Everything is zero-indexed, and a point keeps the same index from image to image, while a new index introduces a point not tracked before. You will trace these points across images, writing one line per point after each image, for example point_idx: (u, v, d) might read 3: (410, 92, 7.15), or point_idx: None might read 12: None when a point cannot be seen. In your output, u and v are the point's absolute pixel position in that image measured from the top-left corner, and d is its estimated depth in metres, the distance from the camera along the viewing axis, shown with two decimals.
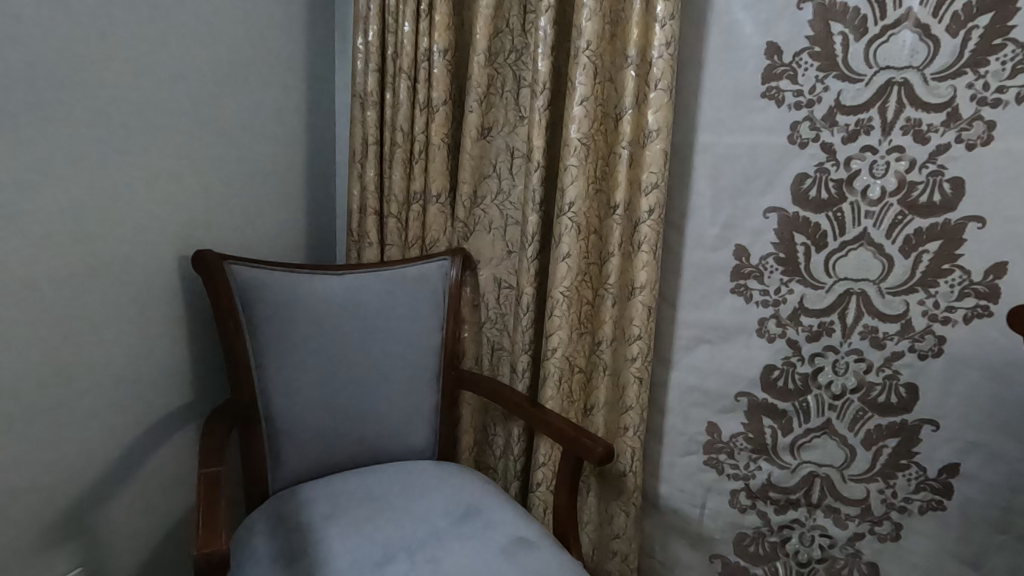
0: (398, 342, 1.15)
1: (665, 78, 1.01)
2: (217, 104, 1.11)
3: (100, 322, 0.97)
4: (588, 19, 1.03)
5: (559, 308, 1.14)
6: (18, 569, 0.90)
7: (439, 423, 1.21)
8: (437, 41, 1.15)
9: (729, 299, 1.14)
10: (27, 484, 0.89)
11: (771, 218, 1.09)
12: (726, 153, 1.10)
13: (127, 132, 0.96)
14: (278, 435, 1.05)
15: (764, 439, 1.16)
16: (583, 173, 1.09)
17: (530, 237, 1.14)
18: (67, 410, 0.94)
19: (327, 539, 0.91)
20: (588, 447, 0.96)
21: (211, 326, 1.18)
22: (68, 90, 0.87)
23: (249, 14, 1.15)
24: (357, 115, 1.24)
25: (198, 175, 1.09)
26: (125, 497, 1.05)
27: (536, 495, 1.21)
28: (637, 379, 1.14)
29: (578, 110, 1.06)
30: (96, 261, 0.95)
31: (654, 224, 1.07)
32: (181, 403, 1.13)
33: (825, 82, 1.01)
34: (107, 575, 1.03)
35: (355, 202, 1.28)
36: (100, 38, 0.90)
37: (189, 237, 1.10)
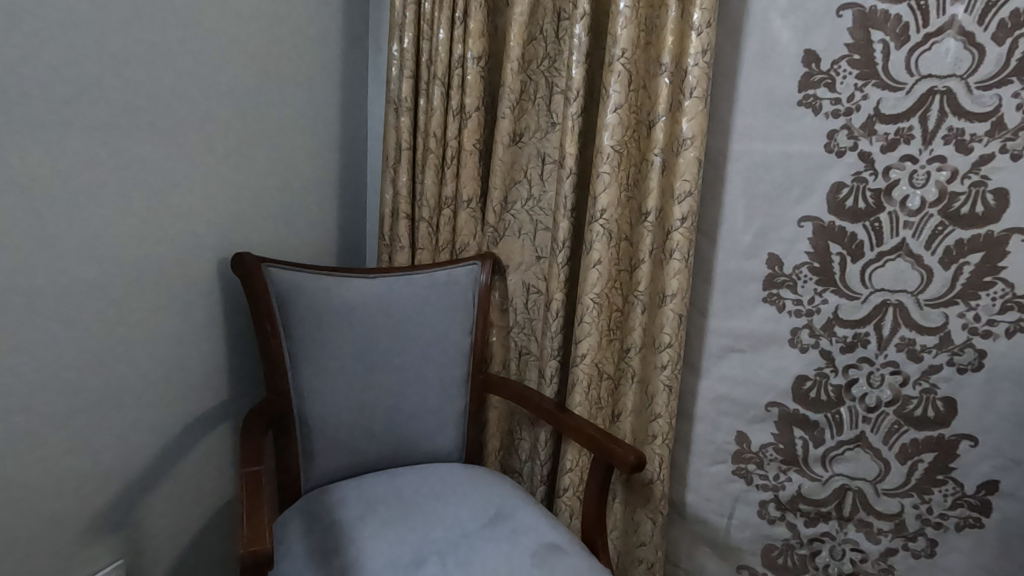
0: (428, 345, 1.17)
1: (700, 85, 1.01)
2: (255, 109, 1.14)
3: (142, 322, 1.00)
4: (623, 27, 1.03)
5: (589, 315, 1.14)
6: (64, 559, 0.94)
7: (466, 426, 1.22)
8: (471, 48, 1.16)
9: (761, 308, 1.13)
10: (70, 477, 0.93)
11: (805, 227, 1.08)
12: (760, 161, 1.09)
13: (167, 137, 0.99)
14: (311, 435, 1.07)
15: (795, 450, 1.15)
16: (615, 180, 1.09)
17: (560, 243, 1.15)
18: (108, 406, 0.97)
19: (360, 539, 0.93)
20: (619, 455, 0.96)
21: (247, 326, 1.21)
22: (113, 94, 0.90)
23: (288, 22, 1.18)
24: (391, 121, 1.26)
25: (236, 180, 1.12)
26: (163, 491, 1.08)
27: (563, 501, 1.21)
28: (666, 387, 1.13)
29: (611, 117, 1.06)
30: (140, 263, 0.98)
31: (687, 232, 1.06)
32: (217, 401, 1.16)
33: (864, 90, 1.00)
34: (145, 567, 1.07)
35: (387, 206, 1.30)
36: (142, 45, 0.92)
37: (227, 239, 1.13)
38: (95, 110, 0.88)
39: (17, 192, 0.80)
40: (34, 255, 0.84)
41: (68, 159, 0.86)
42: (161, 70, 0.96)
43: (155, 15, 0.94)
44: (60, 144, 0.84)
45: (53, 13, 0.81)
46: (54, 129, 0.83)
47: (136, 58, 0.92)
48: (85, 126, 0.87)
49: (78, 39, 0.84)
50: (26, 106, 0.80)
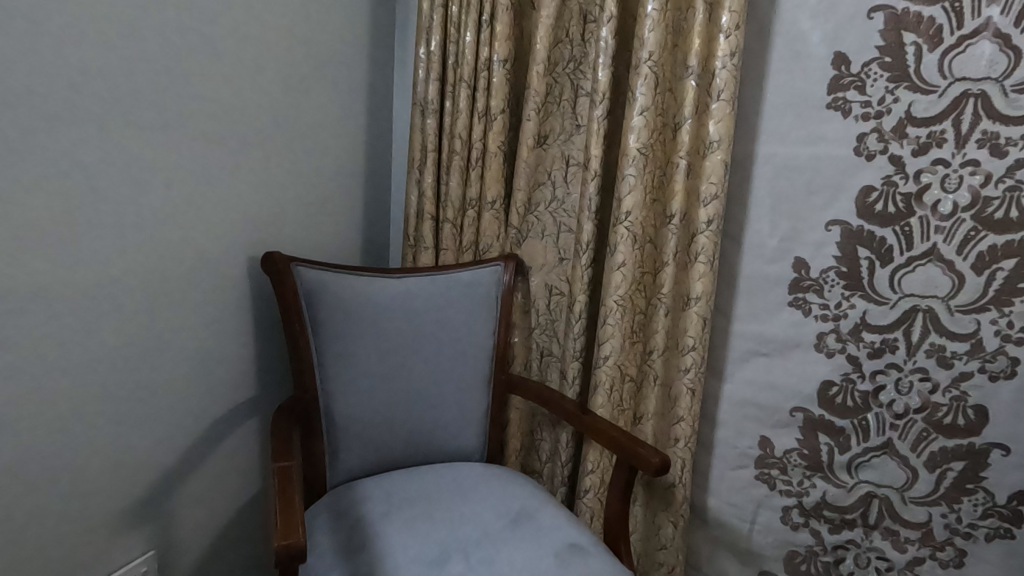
0: (451, 345, 1.18)
1: (728, 88, 1.00)
2: (285, 111, 1.16)
3: (175, 319, 1.02)
4: (651, 30, 1.03)
5: (612, 316, 1.14)
6: (99, 548, 0.97)
7: (488, 426, 1.23)
8: (498, 51, 1.17)
9: (787, 312, 1.12)
10: (103, 469, 0.95)
11: (833, 231, 1.07)
12: (788, 164, 1.08)
13: (199, 137, 1.01)
14: (337, 432, 1.08)
15: (820, 456, 1.14)
16: (641, 182, 1.09)
17: (584, 245, 1.15)
18: (142, 401, 0.99)
19: (385, 536, 0.94)
20: (643, 458, 0.96)
21: (274, 324, 1.23)
22: (148, 94, 0.92)
23: (318, 26, 1.20)
24: (417, 122, 1.27)
25: (265, 181, 1.14)
26: (192, 485, 1.10)
27: (583, 502, 1.21)
28: (689, 391, 1.13)
29: (638, 120, 1.07)
30: (174, 262, 1.00)
31: (713, 235, 1.06)
32: (246, 397, 1.18)
33: (895, 93, 0.99)
34: (175, 558, 1.09)
35: (412, 207, 1.32)
36: (176, 46, 0.94)
37: (257, 239, 1.15)
38: (131, 110, 0.90)
39: (55, 189, 0.83)
40: (72, 251, 0.86)
41: (105, 156, 0.88)
42: (194, 70, 0.98)
43: (188, 16, 0.95)
44: (98, 142, 0.86)
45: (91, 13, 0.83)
46: (92, 128, 0.85)
47: (170, 58, 0.94)
48: (122, 125, 0.89)
49: (116, 40, 0.86)
50: (65, 105, 0.82)
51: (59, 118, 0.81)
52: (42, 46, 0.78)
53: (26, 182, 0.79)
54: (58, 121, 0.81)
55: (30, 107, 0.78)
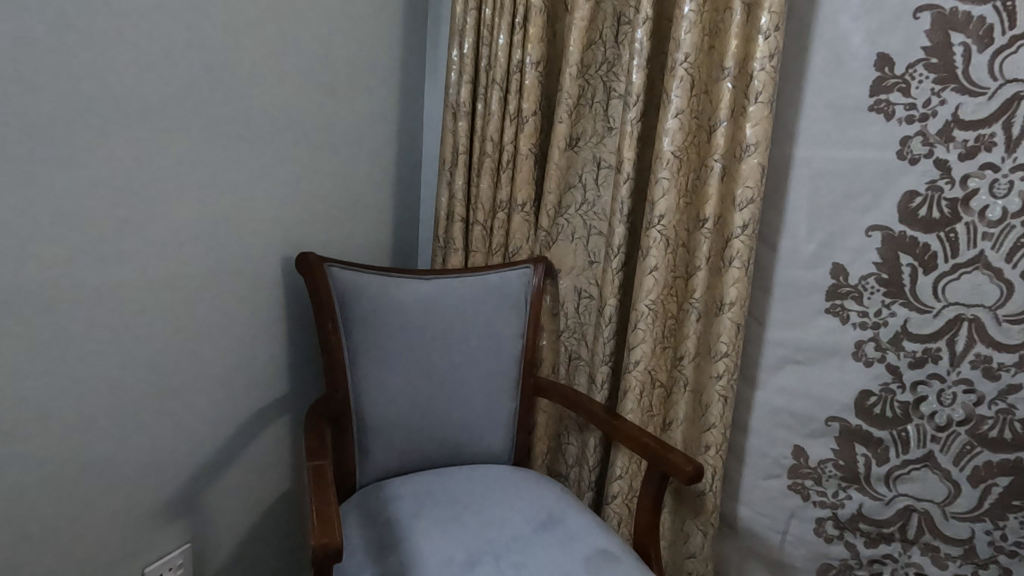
0: (480, 347, 1.18)
1: (766, 90, 0.98)
2: (319, 113, 1.17)
3: (211, 318, 1.04)
4: (688, 31, 1.02)
5: (643, 321, 1.13)
6: (138, 540, 0.99)
7: (516, 429, 1.23)
8: (530, 52, 1.17)
9: (824, 319, 1.10)
10: (142, 463, 0.98)
11: (873, 236, 1.04)
12: (827, 168, 1.06)
13: (237, 139, 1.03)
14: (367, 432, 1.09)
15: (856, 468, 1.11)
16: (674, 185, 1.08)
17: (616, 248, 1.14)
18: (179, 397, 1.01)
19: (415, 536, 0.95)
20: (676, 465, 0.95)
21: (307, 323, 1.24)
22: (187, 95, 0.93)
23: (352, 29, 1.21)
24: (448, 124, 1.28)
25: (299, 182, 1.16)
26: (225, 480, 1.12)
27: (611, 508, 1.20)
28: (721, 397, 1.11)
29: (672, 123, 1.05)
30: (211, 262, 1.02)
31: (748, 240, 1.04)
32: (279, 395, 1.20)
33: (942, 95, 0.95)
34: (208, 551, 1.12)
35: (443, 209, 1.32)
36: (214, 47, 0.96)
37: (290, 239, 1.16)
38: (170, 111, 0.91)
39: (97, 187, 0.84)
40: (113, 248, 0.88)
41: (145, 156, 0.89)
42: (231, 71, 0.99)
43: (225, 18, 0.97)
44: (138, 142, 0.88)
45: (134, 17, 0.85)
46: (136, 131, 0.88)
47: (208, 59, 0.95)
48: (161, 125, 0.91)
49: (156, 40, 0.88)
50: (108, 104, 0.83)
51: (103, 117, 0.83)
52: (87, 47, 0.80)
53: (69, 180, 0.81)
54: (100, 120, 0.83)
55: (74, 106, 0.80)
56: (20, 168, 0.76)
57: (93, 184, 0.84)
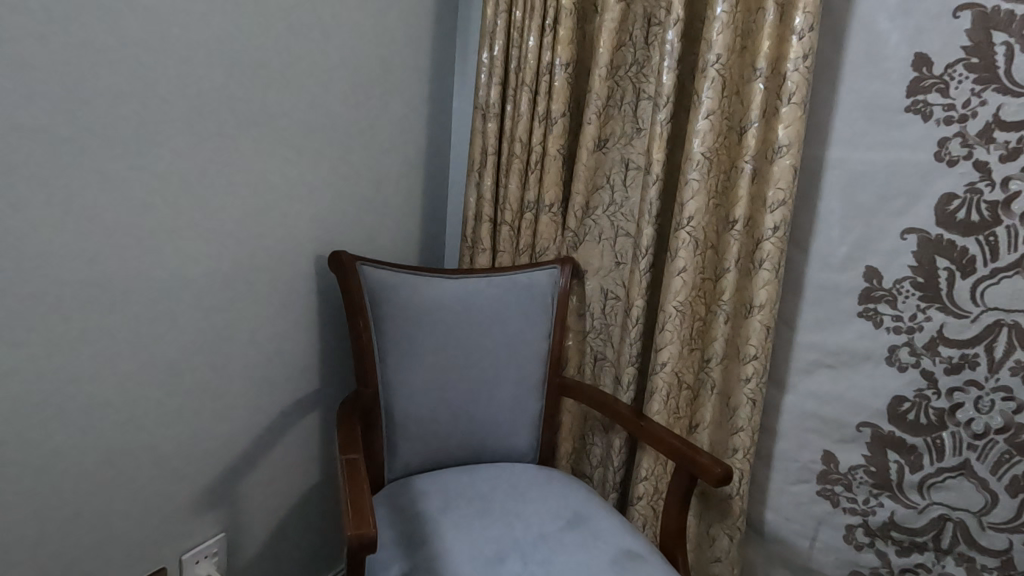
0: (507, 346, 1.19)
1: (800, 91, 0.97)
2: (352, 115, 1.20)
3: (247, 315, 1.07)
4: (720, 32, 1.02)
5: (671, 323, 1.13)
6: (176, 528, 1.03)
7: (542, 428, 1.24)
8: (560, 55, 1.17)
9: (856, 323, 1.08)
10: (179, 454, 1.01)
11: (909, 239, 1.02)
12: (862, 170, 1.04)
13: (273, 141, 1.05)
14: (395, 429, 1.11)
15: (889, 475, 1.09)
16: (704, 187, 1.07)
17: (644, 249, 1.14)
18: (215, 391, 1.05)
19: (443, 532, 0.96)
20: (705, 467, 0.95)
21: (338, 321, 1.27)
22: (225, 96, 0.96)
23: (384, 33, 1.23)
24: (478, 126, 1.29)
25: (332, 182, 1.19)
26: (259, 472, 1.16)
27: (636, 509, 1.20)
28: (750, 400, 1.10)
29: (702, 124, 1.05)
30: (248, 260, 1.05)
31: (779, 242, 1.03)
32: (310, 391, 1.23)
33: (982, 96, 0.93)
34: (242, 541, 1.15)
35: (471, 209, 1.34)
36: (252, 49, 0.98)
37: (323, 239, 1.19)
38: (209, 112, 0.94)
39: (139, 185, 0.87)
40: (154, 245, 0.91)
41: (185, 156, 0.92)
42: (267, 73, 1.02)
43: (263, 21, 0.99)
44: (178, 142, 0.91)
45: (179, 24, 0.88)
46: (179, 134, 0.91)
47: (246, 62, 0.98)
48: (202, 126, 0.94)
49: (197, 43, 0.90)
50: (152, 107, 0.87)
51: (145, 117, 0.86)
52: (130, 49, 0.83)
53: (112, 177, 0.84)
54: (143, 121, 0.86)
55: (118, 107, 0.83)
56: (64, 166, 0.79)
57: (136, 182, 0.87)
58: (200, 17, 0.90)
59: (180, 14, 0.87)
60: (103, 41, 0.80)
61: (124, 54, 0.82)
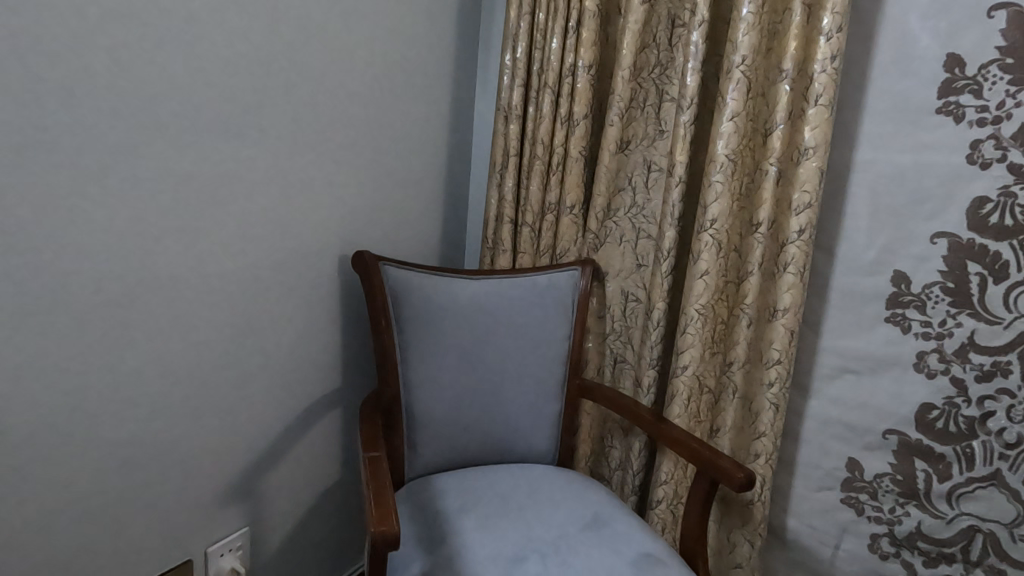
0: (527, 347, 1.19)
1: (827, 92, 0.96)
2: (375, 117, 1.21)
3: (271, 313, 1.09)
4: (745, 33, 1.01)
5: (693, 326, 1.12)
6: (201, 521, 1.05)
7: (561, 430, 1.24)
8: (583, 56, 1.17)
9: (883, 328, 1.07)
10: (205, 448, 1.03)
11: (939, 243, 1.00)
12: (891, 173, 1.02)
13: (300, 142, 1.07)
14: (416, 427, 1.12)
15: (916, 484, 1.07)
16: (728, 189, 1.07)
17: (665, 251, 1.13)
18: (240, 388, 1.07)
19: (462, 531, 0.97)
20: (727, 472, 0.94)
21: (360, 320, 1.29)
22: (253, 98, 0.98)
23: (408, 36, 1.24)
24: (500, 127, 1.30)
25: (356, 183, 1.20)
26: (282, 468, 1.18)
27: (655, 513, 1.19)
28: (773, 405, 1.09)
29: (727, 126, 1.04)
30: (273, 260, 1.07)
31: (804, 245, 1.02)
32: (332, 389, 1.25)
33: (1018, 97, 0.91)
34: (264, 535, 1.17)
35: (492, 211, 1.35)
36: (280, 51, 1.00)
37: (346, 239, 1.21)
38: (237, 113, 0.96)
39: (170, 185, 0.89)
40: (183, 244, 0.93)
41: (215, 157, 0.94)
42: (295, 75, 1.04)
43: (290, 24, 1.01)
44: (208, 142, 0.93)
45: (211, 28, 0.90)
46: (210, 136, 0.93)
47: (274, 64, 1.00)
48: (231, 129, 0.96)
49: (226, 45, 0.92)
50: (184, 109, 0.88)
51: (175, 119, 0.88)
52: (164, 52, 0.84)
53: (144, 177, 0.86)
54: (175, 123, 0.88)
55: (151, 109, 0.85)
56: (98, 166, 0.81)
57: (166, 182, 0.89)
58: (230, 20, 0.92)
59: (212, 18, 0.89)
60: (138, 43, 0.82)
61: (157, 55, 0.84)
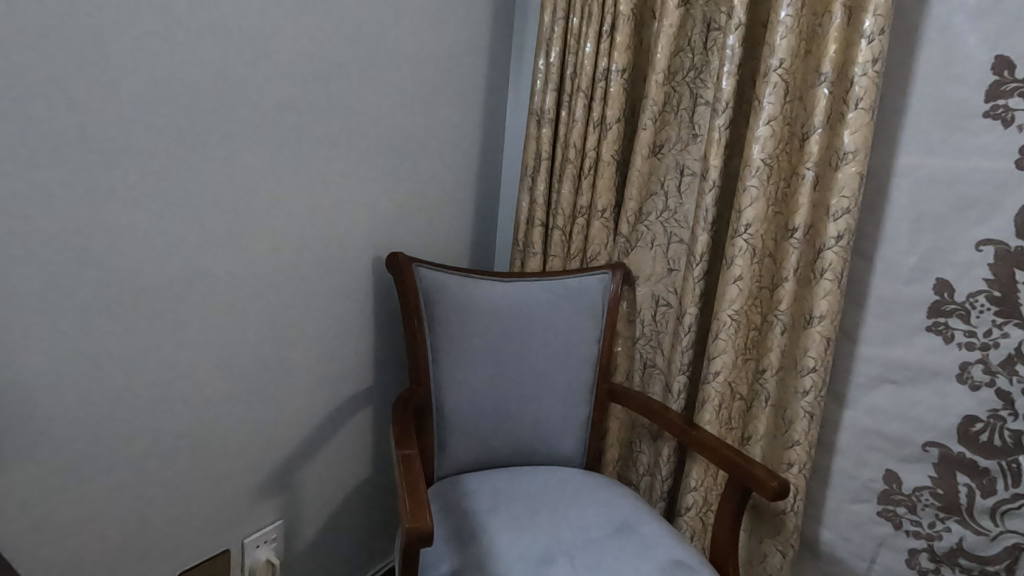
0: (556, 350, 1.19)
1: (868, 96, 0.94)
2: (410, 121, 1.23)
3: (308, 313, 1.12)
4: (784, 36, 1.00)
5: (725, 331, 1.11)
6: (239, 513, 1.09)
7: (589, 434, 1.24)
8: (616, 60, 1.18)
9: (924, 338, 1.04)
10: (244, 442, 1.06)
11: (985, 251, 0.97)
12: (933, 178, 1.00)
13: (337, 145, 1.10)
14: (446, 427, 1.14)
15: (957, 498, 1.03)
16: (763, 194, 1.05)
17: (698, 256, 1.12)
18: (277, 384, 1.10)
19: (492, 531, 0.97)
20: (761, 480, 0.93)
21: (393, 320, 1.31)
22: (293, 101, 1.01)
23: (443, 41, 1.26)
24: (532, 131, 1.31)
25: (391, 186, 1.23)
26: (315, 464, 1.20)
27: (684, 520, 1.18)
28: (807, 414, 1.07)
29: (763, 129, 1.03)
30: (310, 260, 1.10)
31: (842, 251, 1.00)
32: (365, 387, 1.27)
33: None
34: (298, 529, 1.20)
35: (523, 214, 1.35)
36: (321, 56, 1.03)
37: (380, 241, 1.23)
38: (278, 116, 0.99)
39: (213, 185, 0.92)
40: (225, 244, 0.96)
41: (258, 161, 0.97)
42: (334, 79, 1.06)
43: (332, 31, 1.04)
44: (250, 144, 0.96)
45: (255, 36, 0.92)
46: (253, 139, 0.96)
47: (314, 68, 1.02)
48: (272, 132, 0.98)
49: (270, 51, 0.95)
50: (229, 114, 0.92)
51: (221, 121, 0.91)
52: (211, 60, 0.88)
53: (189, 178, 0.89)
54: (222, 128, 0.91)
55: (198, 112, 0.87)
56: (148, 166, 0.84)
57: (211, 184, 0.92)
58: (273, 25, 0.94)
59: (257, 26, 0.92)
60: (187, 46, 0.84)
61: (206, 62, 0.87)
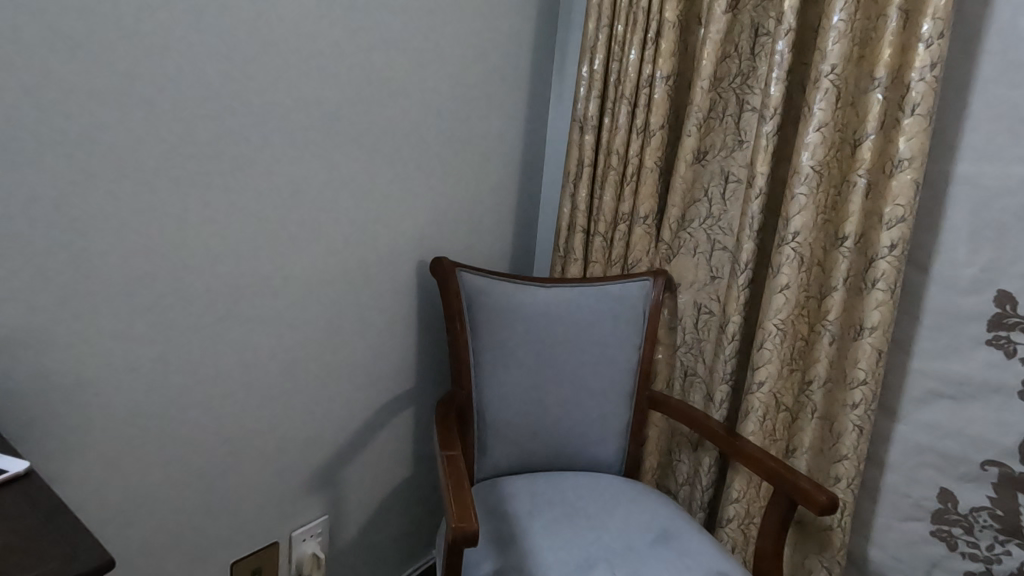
0: (596, 356, 1.20)
1: (926, 102, 0.92)
2: (454, 129, 1.26)
3: (354, 315, 1.16)
4: (836, 42, 0.98)
5: (770, 341, 1.09)
6: (287, 507, 1.13)
7: (628, 441, 1.23)
8: (661, 67, 1.18)
9: (983, 352, 1.00)
10: (292, 438, 1.11)
11: None
12: (995, 186, 0.96)
13: (385, 154, 1.14)
14: (485, 430, 1.15)
15: (1019, 520, 0.99)
16: (812, 202, 1.03)
17: (743, 264, 1.11)
18: (324, 384, 1.14)
19: (531, 533, 0.99)
20: (808, 494, 0.91)
21: (435, 324, 1.34)
22: (343, 110, 1.05)
23: (486, 51, 1.29)
24: (575, 138, 1.32)
25: (434, 192, 1.26)
26: (358, 463, 1.24)
27: (724, 531, 1.17)
28: (856, 427, 1.04)
29: (813, 136, 1.01)
30: (357, 265, 1.14)
31: (896, 261, 0.97)
32: (407, 389, 1.30)
33: None
34: (341, 525, 1.24)
35: (564, 220, 1.36)
36: (369, 65, 1.07)
37: (424, 246, 1.26)
38: (328, 124, 1.03)
39: (265, 190, 0.97)
40: (276, 248, 1.01)
41: (309, 170, 1.02)
42: (383, 90, 1.10)
43: (381, 43, 1.07)
44: (302, 153, 1.00)
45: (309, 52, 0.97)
46: (306, 150, 1.01)
47: (364, 80, 1.06)
48: (324, 142, 1.03)
49: (323, 66, 0.99)
50: (283, 127, 0.97)
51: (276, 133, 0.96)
52: (268, 76, 0.93)
53: (243, 182, 0.93)
54: (276, 140, 0.96)
55: (251, 121, 0.92)
56: (206, 173, 0.89)
57: (264, 191, 0.96)
58: (325, 37, 0.99)
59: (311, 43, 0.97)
60: (245, 61, 0.89)
61: (264, 77, 0.92)
